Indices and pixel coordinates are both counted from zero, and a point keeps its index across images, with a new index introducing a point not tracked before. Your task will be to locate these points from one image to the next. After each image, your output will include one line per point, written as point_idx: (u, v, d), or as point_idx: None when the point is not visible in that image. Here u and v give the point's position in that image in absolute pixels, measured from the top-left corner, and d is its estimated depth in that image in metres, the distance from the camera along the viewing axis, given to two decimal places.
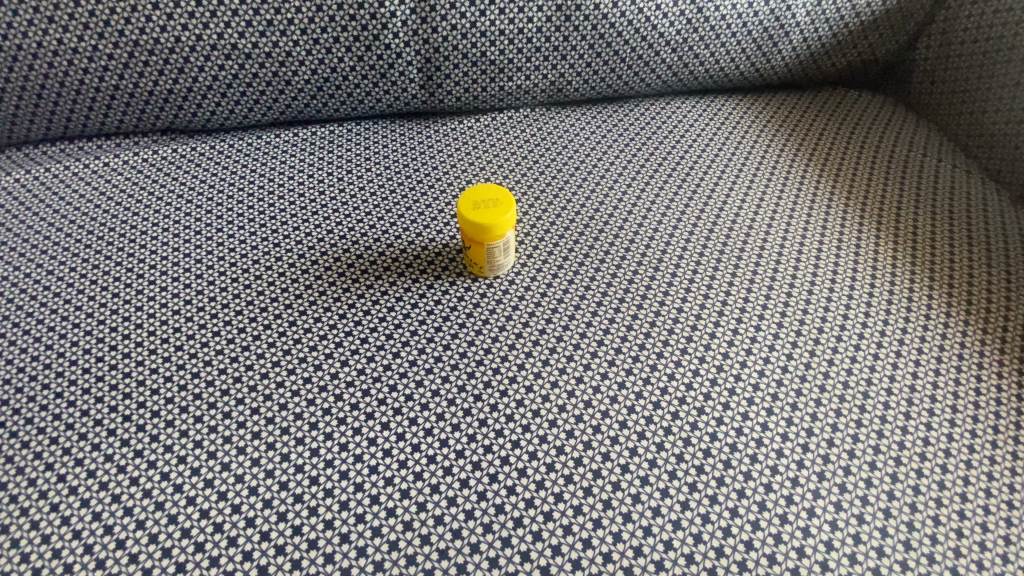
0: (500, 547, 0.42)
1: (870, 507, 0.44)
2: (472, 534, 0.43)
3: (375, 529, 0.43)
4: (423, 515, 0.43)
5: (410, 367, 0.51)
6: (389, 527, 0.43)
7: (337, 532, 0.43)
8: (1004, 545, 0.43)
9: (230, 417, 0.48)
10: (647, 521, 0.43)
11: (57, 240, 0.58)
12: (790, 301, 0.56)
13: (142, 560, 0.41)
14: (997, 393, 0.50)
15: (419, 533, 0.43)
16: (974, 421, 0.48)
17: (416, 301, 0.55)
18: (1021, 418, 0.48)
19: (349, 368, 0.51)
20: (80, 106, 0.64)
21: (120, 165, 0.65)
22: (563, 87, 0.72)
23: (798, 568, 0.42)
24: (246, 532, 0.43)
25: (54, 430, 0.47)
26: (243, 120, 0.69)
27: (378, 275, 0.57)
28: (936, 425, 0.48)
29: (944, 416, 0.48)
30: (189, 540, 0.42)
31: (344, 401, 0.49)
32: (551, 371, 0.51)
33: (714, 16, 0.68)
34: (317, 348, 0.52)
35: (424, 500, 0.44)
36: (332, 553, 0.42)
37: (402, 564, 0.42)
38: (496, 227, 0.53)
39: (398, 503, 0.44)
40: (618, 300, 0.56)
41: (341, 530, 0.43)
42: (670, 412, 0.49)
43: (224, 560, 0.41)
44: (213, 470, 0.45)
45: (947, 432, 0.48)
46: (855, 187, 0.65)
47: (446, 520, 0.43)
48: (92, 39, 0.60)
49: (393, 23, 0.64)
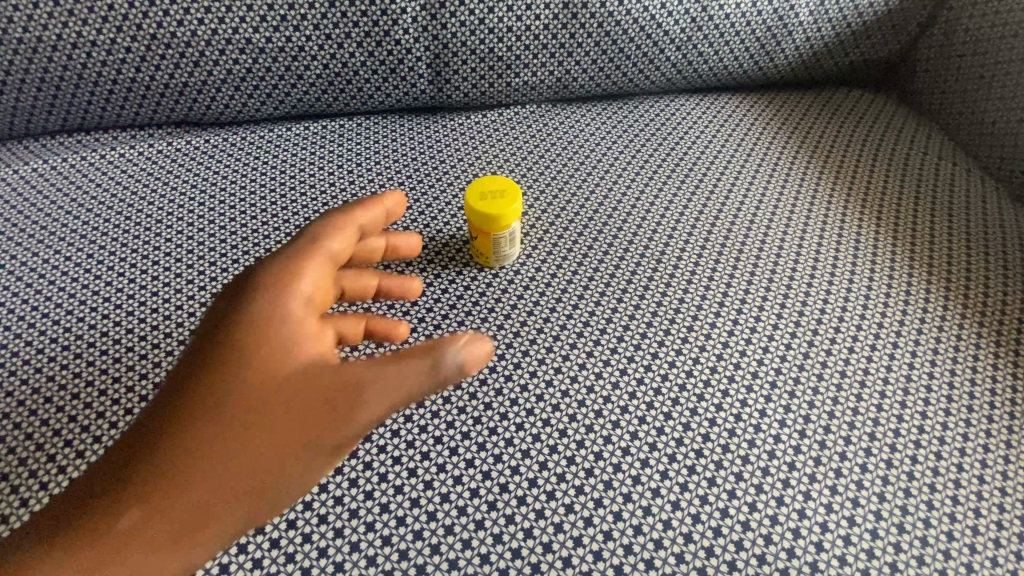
0: (504, 524, 0.44)
1: (865, 491, 0.46)
2: (477, 512, 0.45)
3: (383, 506, 0.45)
4: (429, 493, 0.46)
5: None
6: (396, 504, 0.45)
7: (346, 508, 0.45)
8: (996, 529, 0.45)
9: None
10: (647, 501, 0.45)
11: (73, 228, 0.60)
12: (788, 294, 0.57)
13: None
14: (990, 383, 0.51)
15: (426, 510, 0.45)
16: (968, 409, 0.50)
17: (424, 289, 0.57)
18: (1015, 407, 0.50)
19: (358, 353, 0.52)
20: (97, 99, 0.66)
21: (134, 155, 0.67)
22: (569, 84, 0.73)
23: (794, 548, 0.44)
24: None
25: (73, 409, 0.49)
26: (256, 113, 0.70)
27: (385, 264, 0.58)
28: (931, 414, 0.50)
29: (939, 405, 0.50)
30: None
31: None
32: (555, 357, 0.53)
33: (718, 16, 0.69)
34: None
35: (431, 479, 0.46)
36: (342, 528, 0.44)
37: (410, 538, 0.44)
38: (498, 214, 0.54)
39: (405, 481, 0.46)
40: (620, 291, 0.57)
41: (351, 507, 0.45)
42: (671, 398, 0.50)
43: None
44: None
45: (941, 420, 0.50)
46: (853, 182, 0.66)
47: (452, 498, 0.45)
48: (111, 33, 0.62)
49: (404, 20, 0.65)
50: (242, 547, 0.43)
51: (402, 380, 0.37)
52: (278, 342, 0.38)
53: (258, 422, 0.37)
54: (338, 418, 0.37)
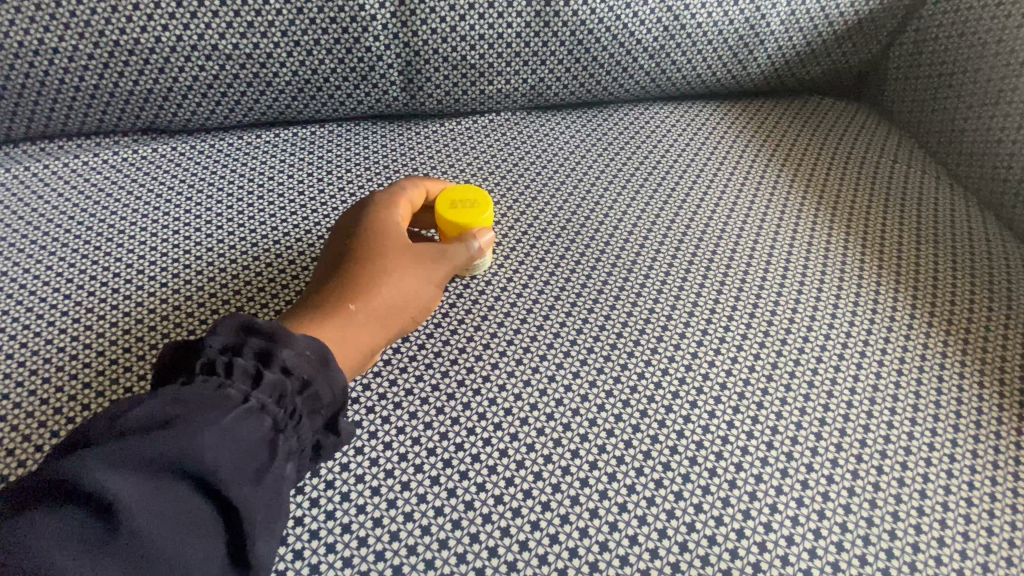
0: (468, 543, 0.43)
1: (832, 502, 0.46)
2: (442, 530, 0.43)
3: (345, 526, 0.43)
4: (392, 512, 0.44)
5: (385, 367, 0.52)
6: (359, 524, 0.43)
7: (306, 528, 0.43)
8: (962, 540, 0.44)
9: None
10: (613, 516, 0.45)
11: (32, 238, 0.58)
12: (759, 302, 0.57)
13: None
14: (957, 392, 0.51)
15: (389, 529, 0.43)
16: (933, 417, 0.50)
17: None
18: (981, 416, 0.50)
19: None
20: (60, 105, 0.64)
21: (98, 163, 0.65)
22: (543, 92, 0.73)
23: (759, 562, 0.43)
24: None
25: (23, 427, 0.46)
26: (225, 121, 0.69)
27: None
28: (896, 422, 0.50)
29: (905, 413, 0.50)
30: None
31: None
32: (524, 370, 0.52)
33: (691, 24, 0.69)
34: None
35: (395, 497, 0.45)
36: (301, 550, 0.42)
37: (371, 560, 0.42)
38: (450, 219, 0.55)
39: (368, 499, 0.45)
40: (590, 302, 0.57)
41: (311, 527, 0.43)
42: (640, 410, 0.50)
43: None
44: None
45: (907, 429, 0.49)
46: (820, 190, 0.66)
47: (416, 517, 0.44)
48: (71, 37, 0.60)
49: (374, 27, 0.64)
50: None
51: (462, 252, 0.53)
52: (378, 236, 0.52)
53: (370, 275, 0.50)
54: (427, 269, 0.51)
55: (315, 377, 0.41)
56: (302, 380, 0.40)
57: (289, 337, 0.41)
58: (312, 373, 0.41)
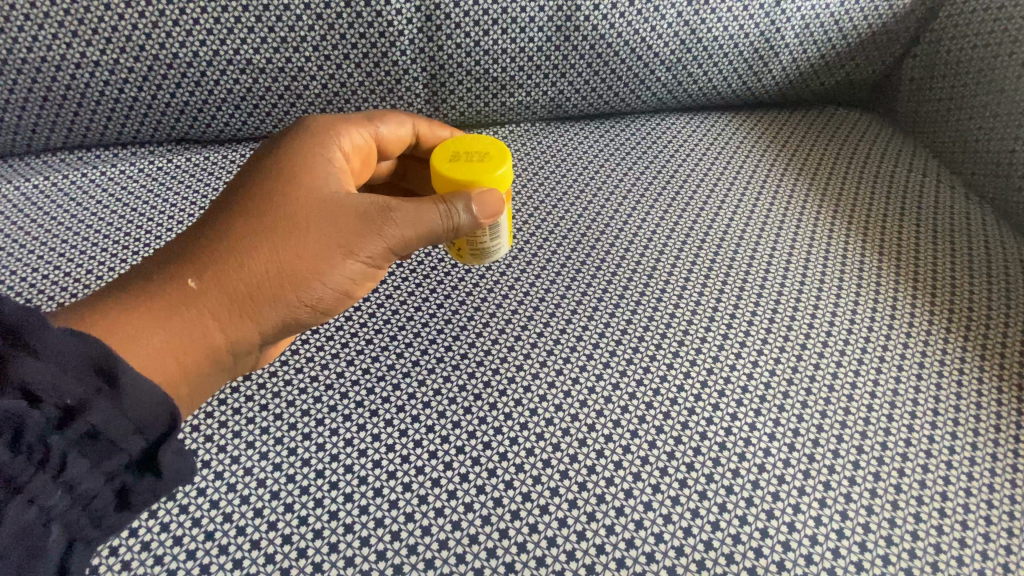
0: (527, 533, 0.45)
1: (857, 486, 0.47)
2: (501, 521, 0.45)
3: (408, 514, 0.45)
4: (453, 503, 0.46)
5: (437, 364, 0.54)
6: (421, 513, 0.46)
7: (356, 504, 0.46)
8: (984, 524, 0.46)
9: (250, 402, 0.51)
10: (667, 509, 0.46)
11: (72, 243, 0.61)
12: (779, 306, 0.58)
13: (165, 542, 0.44)
14: (994, 392, 0.52)
15: (450, 519, 0.45)
16: (955, 409, 0.51)
17: (433, 297, 0.59)
18: (1020, 416, 0.51)
19: (365, 357, 0.54)
20: (99, 117, 0.67)
21: (133, 170, 0.68)
22: (563, 104, 0.75)
23: (788, 541, 0.45)
24: (270, 505, 0.46)
25: None
26: (255, 131, 0.72)
27: (401, 276, 0.61)
28: (919, 414, 0.51)
29: (927, 406, 0.51)
30: (217, 511, 0.45)
31: (360, 386, 0.52)
32: (548, 373, 0.53)
33: (707, 38, 0.71)
34: (333, 339, 0.55)
35: (455, 488, 0.47)
36: (367, 537, 0.44)
37: (435, 547, 0.44)
38: (454, 176, 0.51)
39: (428, 490, 0.47)
40: (615, 302, 0.58)
41: (376, 516, 0.45)
42: (670, 398, 0.52)
43: (250, 530, 0.45)
44: (238, 448, 0.49)
45: (943, 427, 0.50)
46: (841, 198, 0.67)
47: (476, 507, 0.46)
48: (114, 52, 0.63)
49: (401, 42, 0.67)
50: (255, 543, 0.44)
51: (427, 219, 0.49)
52: (304, 188, 0.49)
53: (284, 235, 0.47)
54: (354, 235, 0.48)
55: (86, 395, 0.37)
56: (64, 402, 0.37)
57: (46, 347, 0.36)
58: (79, 393, 0.37)
